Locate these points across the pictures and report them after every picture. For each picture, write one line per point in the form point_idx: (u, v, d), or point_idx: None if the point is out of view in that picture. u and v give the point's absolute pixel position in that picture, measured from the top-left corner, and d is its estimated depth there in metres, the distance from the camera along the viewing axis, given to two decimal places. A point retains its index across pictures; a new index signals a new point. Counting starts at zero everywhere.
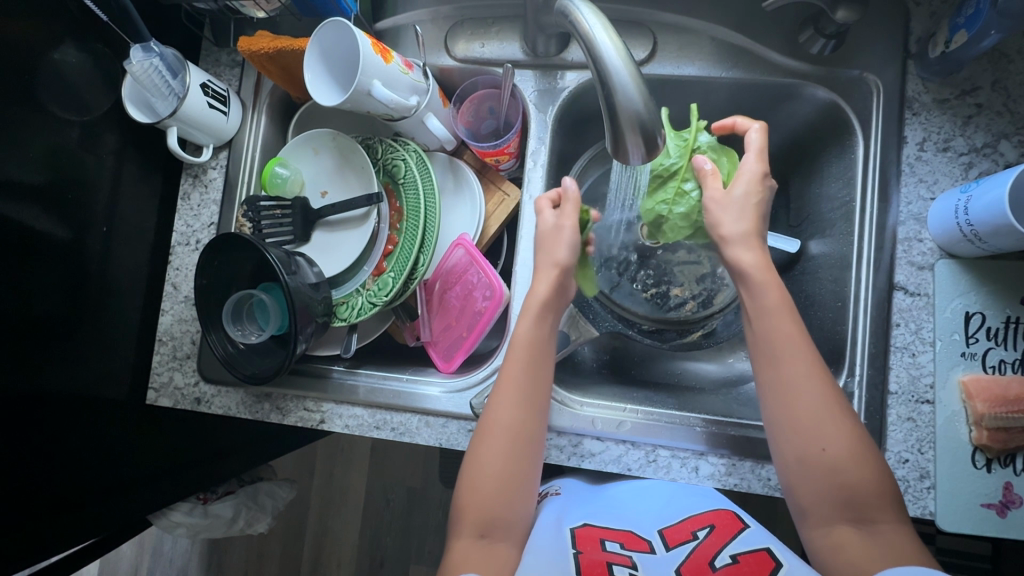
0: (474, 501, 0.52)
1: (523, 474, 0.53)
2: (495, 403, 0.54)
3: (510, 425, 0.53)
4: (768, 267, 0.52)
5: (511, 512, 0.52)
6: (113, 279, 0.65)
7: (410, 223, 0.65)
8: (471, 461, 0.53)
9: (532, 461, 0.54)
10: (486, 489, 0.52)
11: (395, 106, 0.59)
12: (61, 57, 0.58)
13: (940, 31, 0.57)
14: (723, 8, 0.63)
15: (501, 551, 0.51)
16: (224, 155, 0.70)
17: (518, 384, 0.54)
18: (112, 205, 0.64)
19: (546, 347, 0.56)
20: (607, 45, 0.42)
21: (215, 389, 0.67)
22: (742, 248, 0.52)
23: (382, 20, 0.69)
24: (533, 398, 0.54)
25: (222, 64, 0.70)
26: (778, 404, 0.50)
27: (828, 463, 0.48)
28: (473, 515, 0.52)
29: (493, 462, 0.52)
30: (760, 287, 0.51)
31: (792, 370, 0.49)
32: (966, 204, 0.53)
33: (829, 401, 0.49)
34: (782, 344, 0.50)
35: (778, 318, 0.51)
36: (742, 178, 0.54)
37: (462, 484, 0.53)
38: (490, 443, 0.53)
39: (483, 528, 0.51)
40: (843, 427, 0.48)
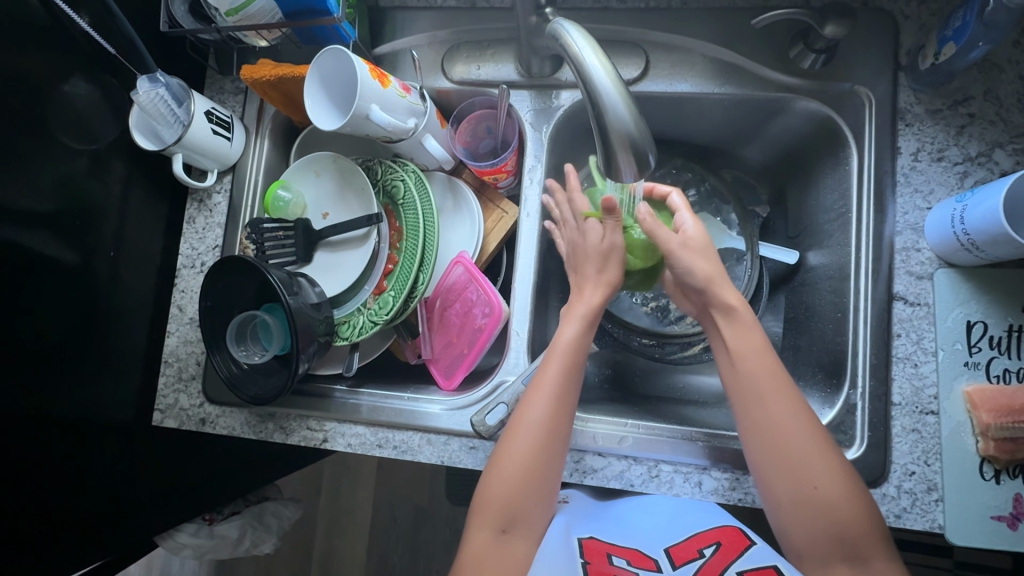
0: (496, 496, 0.52)
1: (551, 475, 0.53)
2: (531, 400, 0.53)
3: (545, 426, 0.52)
4: (745, 308, 0.54)
5: (526, 514, 0.52)
6: (120, 303, 0.66)
7: (409, 243, 0.65)
8: (498, 456, 0.53)
9: (558, 462, 0.53)
10: (511, 484, 0.52)
11: (393, 129, 0.60)
12: (70, 89, 0.60)
13: (929, 43, 0.58)
14: (714, 26, 0.64)
15: (517, 547, 0.52)
16: (228, 179, 0.71)
17: (556, 386, 0.53)
18: (119, 231, 0.65)
19: (585, 354, 0.56)
20: (597, 69, 0.43)
21: (219, 410, 0.68)
22: (727, 286, 0.55)
23: (380, 46, 0.70)
24: (564, 399, 0.53)
25: (226, 91, 0.72)
26: (767, 440, 0.50)
27: (818, 495, 0.48)
28: (494, 510, 0.51)
29: (523, 462, 0.52)
30: (744, 327, 0.53)
31: (777, 406, 0.50)
32: (962, 213, 0.53)
33: (812, 432, 0.49)
34: (765, 382, 0.51)
35: (756, 357, 0.52)
36: (690, 234, 0.58)
37: (486, 477, 0.53)
38: (520, 441, 0.52)
39: (504, 524, 0.51)
40: (829, 457, 0.49)
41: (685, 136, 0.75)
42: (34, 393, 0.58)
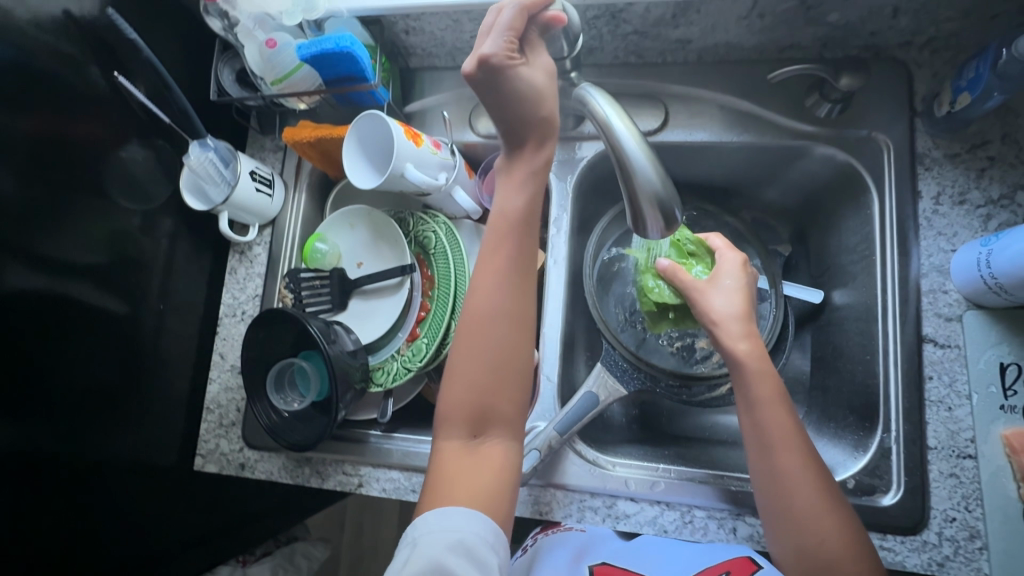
0: (458, 398, 0.51)
1: (513, 373, 0.52)
2: (481, 286, 0.54)
3: (499, 303, 0.53)
4: (762, 357, 0.54)
5: (495, 410, 0.51)
6: (165, 352, 0.69)
7: (441, 291, 0.68)
8: (456, 356, 0.53)
9: (519, 351, 0.53)
10: (473, 388, 0.51)
11: (426, 185, 0.64)
12: (127, 155, 0.64)
13: (944, 92, 0.59)
14: (730, 79, 0.67)
15: (491, 458, 0.50)
16: (268, 232, 0.75)
17: (504, 254, 0.54)
18: (166, 284, 0.69)
19: (532, 221, 0.55)
20: (623, 132, 0.45)
21: (258, 455, 0.70)
22: (742, 325, 0.56)
23: (410, 103, 0.74)
24: (520, 293, 0.54)
25: (266, 149, 0.77)
26: (777, 494, 0.50)
27: (823, 555, 0.47)
28: (460, 413, 0.51)
29: (488, 369, 0.52)
30: (754, 378, 0.53)
31: (787, 461, 0.50)
32: (987, 256, 0.54)
33: (821, 494, 0.49)
34: (774, 435, 0.51)
35: (771, 409, 0.52)
36: (723, 269, 0.61)
37: (446, 382, 0.52)
38: (478, 333, 0.53)
39: (472, 429, 0.51)
40: (836, 516, 0.48)
41: (703, 179, 0.77)
42: (88, 439, 0.61)
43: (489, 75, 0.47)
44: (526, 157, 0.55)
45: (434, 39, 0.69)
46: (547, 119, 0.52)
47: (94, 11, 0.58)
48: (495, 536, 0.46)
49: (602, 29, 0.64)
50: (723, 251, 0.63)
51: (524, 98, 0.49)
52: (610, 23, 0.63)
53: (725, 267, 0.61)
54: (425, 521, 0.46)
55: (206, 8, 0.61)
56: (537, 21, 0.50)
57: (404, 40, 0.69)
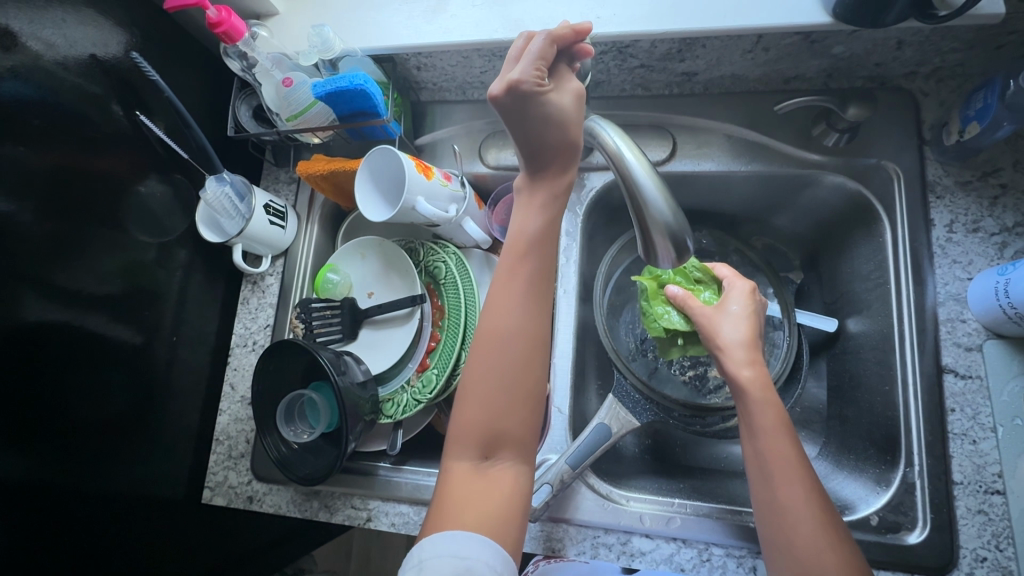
0: (472, 416, 0.48)
1: (530, 392, 0.49)
2: (500, 301, 0.51)
3: (516, 319, 0.50)
4: (766, 382, 0.52)
5: (507, 432, 0.48)
6: (176, 383, 0.70)
7: (451, 321, 0.68)
8: (470, 373, 0.50)
9: (537, 369, 0.50)
10: (486, 406, 0.48)
11: (436, 218, 0.64)
12: (146, 190, 0.66)
13: (952, 121, 0.59)
14: (736, 109, 0.68)
15: (502, 480, 0.47)
16: (280, 263, 0.76)
17: (523, 272, 0.52)
18: (179, 315, 0.70)
19: (551, 237, 0.53)
20: (634, 163, 0.45)
21: (267, 487, 0.69)
22: (743, 353, 0.54)
23: (421, 136, 0.76)
24: (537, 311, 0.51)
25: (280, 181, 0.78)
26: (778, 526, 0.47)
27: None
28: (471, 431, 0.48)
29: (504, 390, 0.48)
30: (758, 408, 0.51)
31: (789, 490, 0.47)
32: (1005, 286, 0.53)
33: (822, 529, 0.46)
34: (778, 462, 0.48)
35: (773, 438, 0.49)
36: (731, 296, 0.60)
37: (459, 398, 0.50)
38: (494, 348, 0.50)
39: (484, 449, 0.48)
40: (837, 554, 0.45)
41: (712, 207, 0.77)
42: (98, 472, 0.61)
43: (518, 101, 0.44)
44: (550, 178, 0.53)
45: (445, 75, 0.70)
46: (570, 143, 0.50)
47: (119, 54, 0.60)
48: (505, 564, 0.42)
49: (609, 63, 0.66)
50: (729, 281, 0.62)
51: (551, 123, 0.46)
52: (617, 58, 0.64)
53: (732, 293, 0.60)
54: (433, 542, 0.42)
55: (225, 51, 0.61)
56: (567, 52, 0.49)
57: (416, 76, 0.71)
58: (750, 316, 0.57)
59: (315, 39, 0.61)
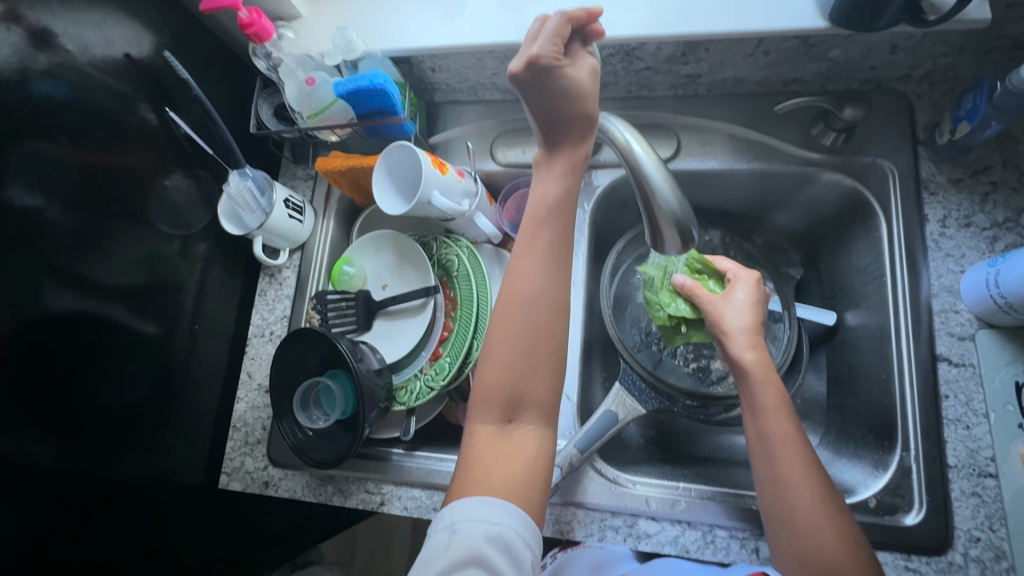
0: (493, 382, 0.51)
1: (549, 357, 0.51)
2: (521, 269, 0.53)
3: (535, 286, 0.52)
4: (767, 364, 0.56)
5: (528, 397, 0.50)
6: (195, 370, 0.72)
7: (463, 311, 0.71)
8: (492, 340, 0.52)
9: (556, 334, 0.52)
10: (508, 372, 0.50)
11: (450, 211, 0.67)
12: (171, 183, 0.68)
13: (944, 121, 0.62)
14: (738, 110, 0.71)
15: (524, 444, 0.49)
16: (297, 256, 0.79)
17: (543, 243, 0.54)
18: (199, 305, 0.72)
19: (571, 207, 0.55)
20: (643, 157, 0.48)
21: (282, 473, 0.71)
22: (743, 340, 0.58)
23: (434, 135, 0.79)
24: (556, 279, 0.53)
25: (298, 177, 0.81)
26: (778, 501, 0.50)
27: (823, 559, 0.47)
28: (493, 397, 0.50)
29: (527, 357, 0.51)
30: (760, 386, 0.55)
31: (791, 464, 0.50)
32: (995, 277, 0.56)
33: (821, 498, 0.49)
34: (779, 438, 0.52)
35: (777, 418, 0.53)
36: (738, 285, 0.64)
37: (481, 364, 0.52)
38: (514, 315, 0.52)
39: (507, 414, 0.50)
40: (838, 524, 0.48)
41: (715, 205, 0.80)
42: (120, 456, 0.64)
43: (536, 76, 0.47)
44: (568, 150, 0.54)
45: (459, 76, 0.74)
46: (586, 114, 0.51)
47: (150, 53, 0.63)
48: (532, 535, 0.45)
49: (616, 65, 0.69)
50: (736, 272, 0.66)
51: (567, 97, 0.49)
52: (624, 61, 0.67)
53: (737, 282, 0.64)
54: (464, 506, 0.45)
55: (253, 51, 0.64)
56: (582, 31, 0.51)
57: (431, 77, 0.74)
58: (750, 305, 0.61)
59: (338, 40, 0.64)
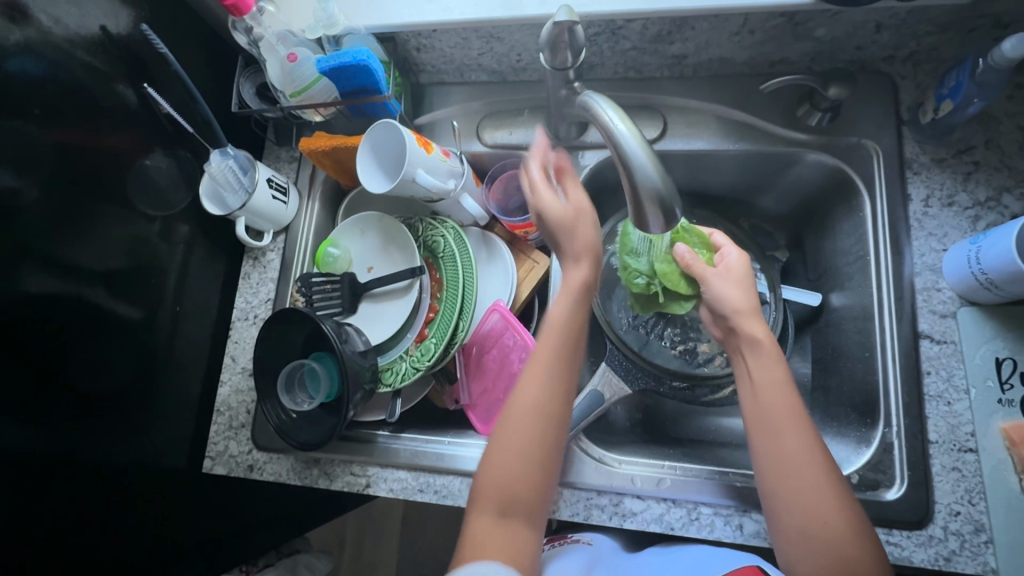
0: (498, 476, 0.52)
1: (550, 462, 0.53)
2: (527, 384, 0.55)
3: (540, 409, 0.54)
4: (772, 343, 0.56)
5: (527, 499, 0.52)
6: (177, 353, 0.71)
7: (449, 293, 0.70)
8: (496, 441, 0.54)
9: (553, 458, 0.54)
10: (514, 461, 0.52)
11: (436, 190, 0.66)
12: (151, 163, 0.67)
13: (928, 100, 0.63)
14: (724, 91, 0.71)
15: (518, 489, 0.51)
16: (281, 239, 0.78)
17: (550, 365, 0.56)
18: (181, 287, 0.71)
19: (580, 333, 0.58)
20: (625, 134, 0.48)
21: (266, 456, 0.71)
22: (753, 320, 0.57)
23: (420, 116, 0.78)
24: (563, 412, 0.55)
25: (281, 159, 0.80)
26: (780, 477, 0.51)
27: (825, 533, 0.48)
28: (495, 490, 0.52)
29: (524, 407, 0.54)
30: (769, 359, 0.55)
31: (793, 442, 0.51)
32: (977, 254, 0.56)
33: (823, 472, 0.50)
34: (781, 416, 0.52)
35: (776, 393, 0.53)
36: (732, 262, 0.63)
37: (484, 462, 0.53)
38: (518, 426, 0.53)
39: (504, 508, 0.51)
40: (837, 499, 0.49)
41: (701, 188, 0.80)
42: (101, 440, 0.62)
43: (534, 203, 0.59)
44: (574, 268, 0.59)
45: (444, 56, 0.73)
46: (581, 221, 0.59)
47: (128, 28, 0.62)
48: None
49: (603, 45, 0.68)
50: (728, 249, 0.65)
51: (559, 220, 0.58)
52: (611, 40, 0.67)
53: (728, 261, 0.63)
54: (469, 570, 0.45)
55: (233, 25, 0.64)
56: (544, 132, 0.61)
57: (416, 57, 0.73)
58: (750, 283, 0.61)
59: (320, 14, 0.63)
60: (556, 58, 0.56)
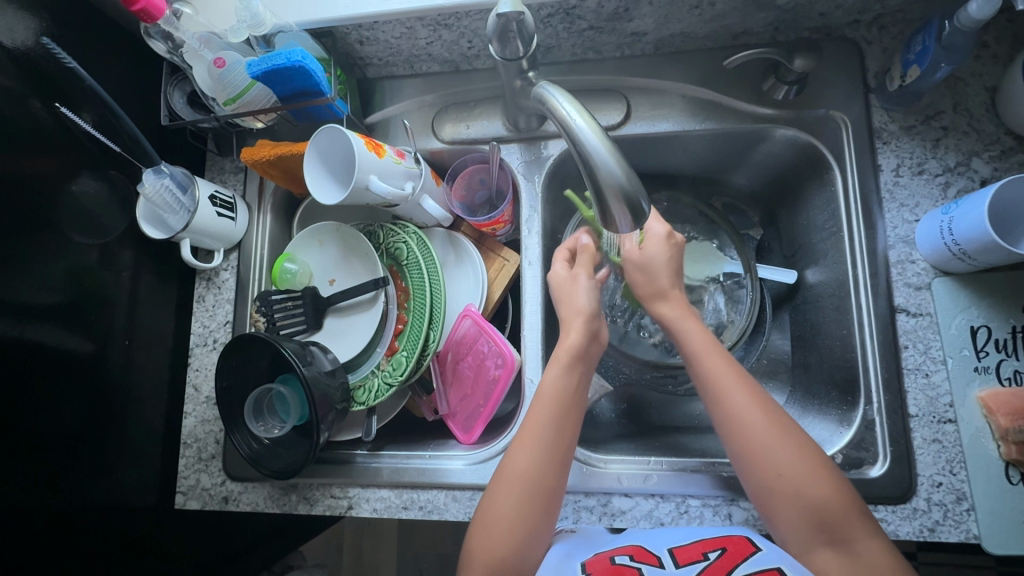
0: (486, 541, 0.51)
1: (540, 523, 0.52)
2: (517, 447, 0.54)
3: (529, 471, 0.53)
4: (695, 322, 0.58)
5: (516, 563, 0.51)
6: (135, 388, 0.66)
7: (417, 302, 0.67)
8: (487, 503, 0.53)
9: (547, 514, 0.53)
10: (500, 529, 0.51)
11: (392, 197, 0.62)
12: (80, 188, 0.61)
13: (894, 67, 0.60)
14: (687, 68, 0.67)
15: (509, 554, 0.51)
16: (234, 257, 0.74)
17: (542, 426, 0.54)
18: (131, 319, 0.66)
19: (575, 399, 0.56)
20: (585, 129, 0.44)
21: (241, 486, 0.68)
22: (675, 303, 0.59)
23: (371, 115, 0.73)
24: (552, 466, 0.53)
25: (226, 171, 0.76)
26: (733, 442, 0.51)
27: (787, 494, 0.49)
28: (484, 556, 0.51)
29: (516, 477, 0.53)
30: (692, 337, 0.57)
31: (737, 407, 0.52)
32: (949, 224, 0.55)
33: (773, 429, 0.51)
34: (725, 386, 0.53)
35: (714, 362, 0.55)
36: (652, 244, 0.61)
37: (475, 524, 0.53)
38: (505, 488, 0.53)
39: (493, 571, 0.51)
40: (798, 457, 0.49)
41: (671, 170, 0.77)
42: (61, 491, 0.58)
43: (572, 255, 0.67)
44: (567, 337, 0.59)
45: (390, 48, 0.68)
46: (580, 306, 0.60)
47: (29, 42, 0.55)
48: None
49: (557, 27, 0.64)
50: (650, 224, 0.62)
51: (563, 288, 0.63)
52: (565, 20, 0.63)
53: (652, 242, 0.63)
54: None
55: (146, 31, 0.57)
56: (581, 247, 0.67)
57: (359, 50, 0.68)
58: (667, 267, 0.60)
59: (243, 14, 0.58)
60: (505, 48, 0.52)
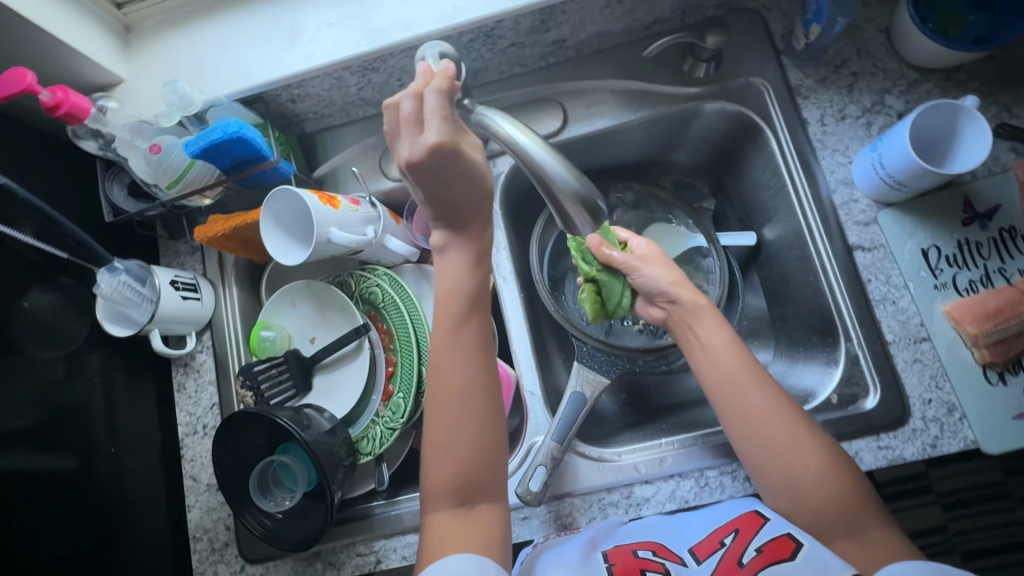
0: (443, 470, 0.51)
1: (494, 447, 0.52)
2: (448, 364, 0.53)
3: (470, 397, 0.52)
4: (707, 307, 0.58)
5: (483, 481, 0.51)
6: (129, 494, 0.64)
7: (402, 340, 0.67)
8: (432, 430, 0.52)
9: (490, 411, 0.52)
10: (456, 454, 0.51)
11: (356, 244, 0.62)
12: (32, 303, 0.59)
13: (796, 27, 0.65)
14: (610, 65, 0.70)
15: (472, 471, 0.50)
16: (208, 337, 0.73)
17: (462, 323, 0.54)
18: (111, 423, 0.64)
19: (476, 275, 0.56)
20: (529, 143, 0.46)
21: (263, 568, 0.65)
22: (691, 289, 0.59)
23: (317, 168, 0.74)
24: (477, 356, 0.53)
25: (181, 253, 0.74)
26: (753, 435, 0.52)
27: (807, 478, 0.50)
28: (445, 485, 0.50)
29: (455, 395, 0.52)
30: (706, 323, 0.58)
31: (754, 399, 0.53)
32: (880, 160, 0.59)
33: (788, 414, 0.52)
34: (740, 375, 0.54)
35: (723, 352, 0.56)
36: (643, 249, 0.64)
37: (427, 455, 0.52)
38: (448, 411, 0.52)
39: (460, 497, 0.50)
40: (811, 440, 0.51)
41: (617, 162, 0.80)
42: None
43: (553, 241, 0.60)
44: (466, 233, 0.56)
45: (323, 101, 0.69)
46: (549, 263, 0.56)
47: None
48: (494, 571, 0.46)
49: (481, 49, 0.66)
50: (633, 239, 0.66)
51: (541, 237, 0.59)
52: (486, 43, 0.65)
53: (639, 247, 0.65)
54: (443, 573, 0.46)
55: (75, 133, 0.57)
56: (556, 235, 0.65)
57: (293, 109, 0.69)
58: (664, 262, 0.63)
59: (172, 96, 0.58)
60: None
